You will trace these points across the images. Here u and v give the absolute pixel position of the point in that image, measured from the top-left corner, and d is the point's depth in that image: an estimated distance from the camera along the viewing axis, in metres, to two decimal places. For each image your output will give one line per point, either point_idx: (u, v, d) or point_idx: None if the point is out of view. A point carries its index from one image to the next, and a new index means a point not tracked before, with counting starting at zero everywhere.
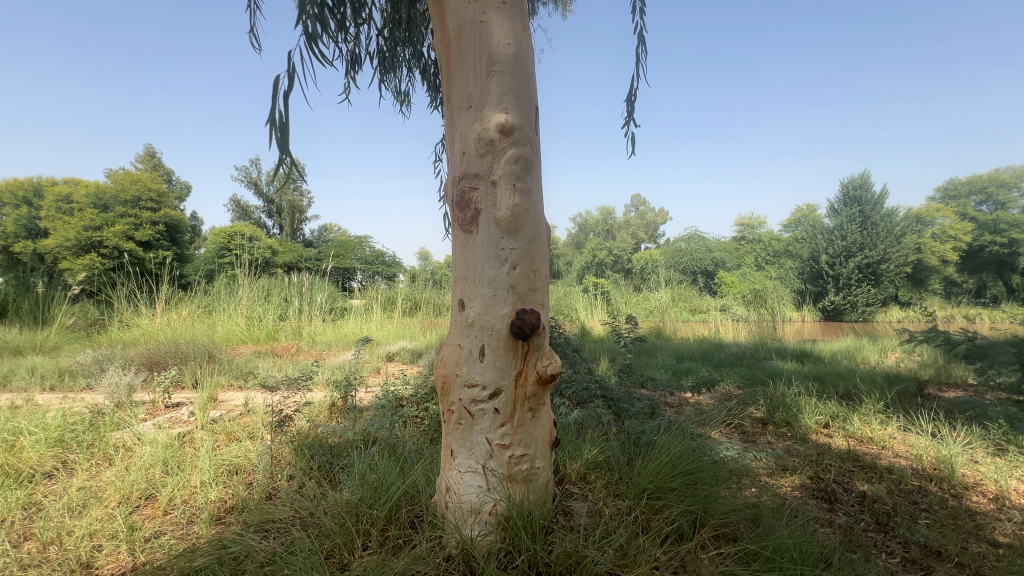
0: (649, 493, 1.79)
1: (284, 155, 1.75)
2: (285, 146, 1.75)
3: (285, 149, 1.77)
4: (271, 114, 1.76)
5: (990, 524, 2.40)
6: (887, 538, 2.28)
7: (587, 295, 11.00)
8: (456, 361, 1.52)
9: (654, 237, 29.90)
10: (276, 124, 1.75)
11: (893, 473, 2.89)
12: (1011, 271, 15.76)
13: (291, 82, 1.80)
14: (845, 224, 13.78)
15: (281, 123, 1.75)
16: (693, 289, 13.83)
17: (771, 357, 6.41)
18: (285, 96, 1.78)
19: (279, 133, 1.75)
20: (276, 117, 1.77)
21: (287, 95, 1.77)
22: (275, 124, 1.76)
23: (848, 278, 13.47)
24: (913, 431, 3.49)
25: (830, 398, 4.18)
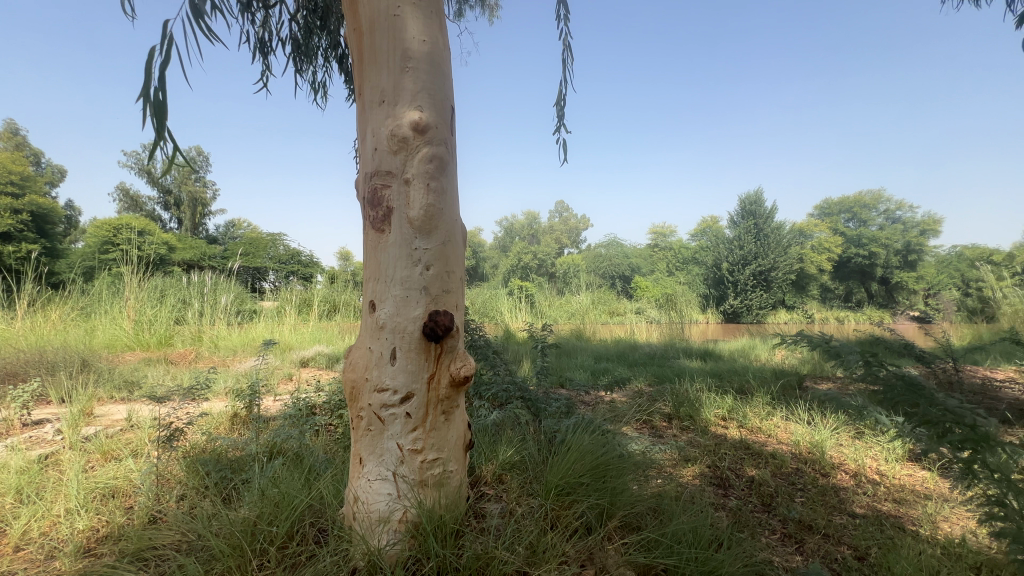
0: (559, 490, 1.84)
1: (159, 137, 1.55)
2: (160, 130, 1.55)
3: (161, 131, 1.57)
4: (145, 92, 1.56)
5: (850, 497, 2.76)
6: (770, 516, 2.54)
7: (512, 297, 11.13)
8: (366, 365, 1.46)
9: (577, 242, 31.02)
10: (151, 102, 1.56)
11: (775, 458, 3.24)
12: (871, 278, 18.33)
13: (169, 54, 1.60)
14: (743, 235, 15.31)
15: (158, 104, 1.56)
16: (611, 292, 14.55)
17: (679, 356, 6.93)
18: (162, 71, 1.57)
19: (155, 114, 1.56)
20: (151, 95, 1.57)
21: (164, 70, 1.57)
22: (150, 104, 1.56)
23: (744, 284, 14.98)
24: (793, 419, 3.94)
25: (727, 393, 4.61)
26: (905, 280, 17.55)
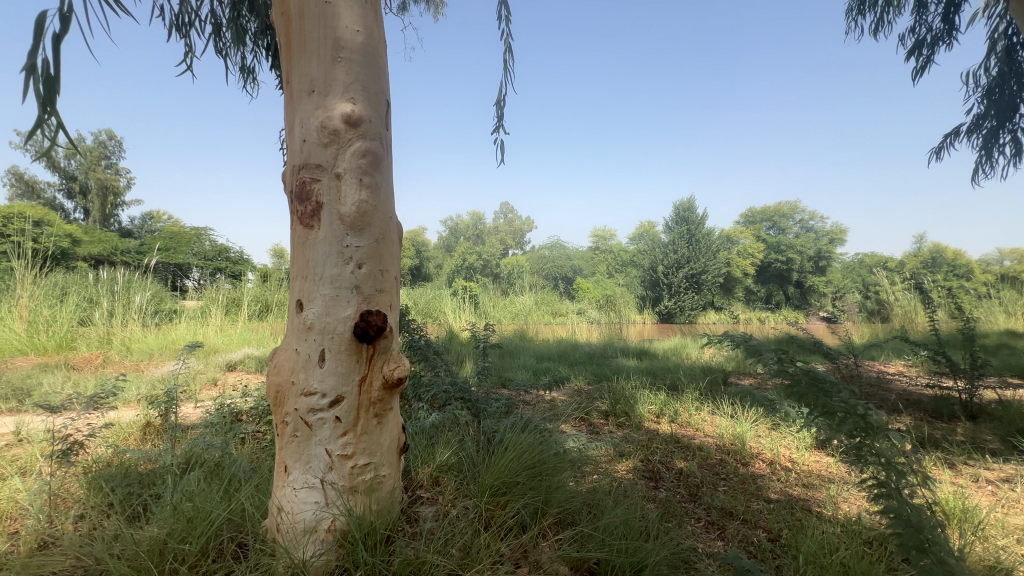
0: (494, 490, 1.85)
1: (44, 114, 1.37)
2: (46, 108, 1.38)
3: (49, 109, 1.40)
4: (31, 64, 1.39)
5: (766, 484, 2.99)
6: (695, 505, 2.70)
7: (455, 297, 11.03)
8: (292, 368, 1.39)
9: (521, 244, 31.34)
10: (38, 76, 1.39)
11: (702, 450, 3.45)
12: (788, 282, 19.96)
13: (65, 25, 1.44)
14: (677, 240, 16.17)
15: (49, 80, 1.40)
16: (554, 293, 14.83)
17: (617, 355, 7.19)
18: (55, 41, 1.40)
19: (43, 89, 1.39)
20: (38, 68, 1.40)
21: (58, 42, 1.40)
22: (37, 78, 1.39)
23: (677, 286, 15.81)
24: (718, 413, 4.20)
25: (660, 389, 4.84)
26: (817, 284, 19.27)
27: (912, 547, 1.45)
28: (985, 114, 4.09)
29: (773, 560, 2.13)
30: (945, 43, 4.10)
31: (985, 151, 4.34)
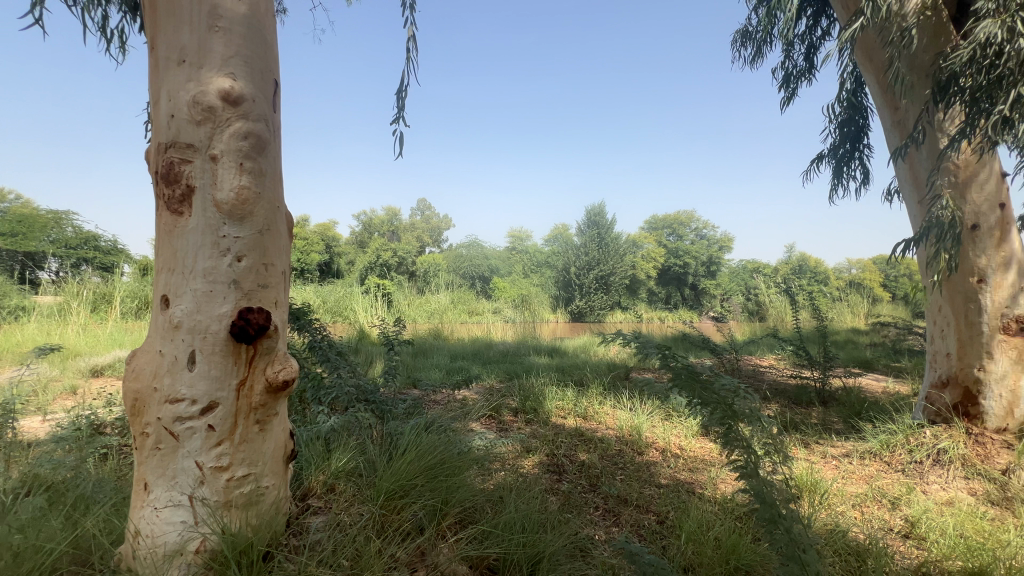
0: (391, 494, 1.79)
1: None
2: None
3: None
4: None
5: (658, 470, 3.23)
6: (594, 494, 2.84)
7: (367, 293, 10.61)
8: (154, 373, 1.24)
9: (439, 242, 30.91)
10: None
11: (603, 442, 3.64)
12: (684, 284, 21.83)
13: None
14: (588, 243, 17.02)
15: None
16: (470, 292, 14.83)
17: (529, 353, 7.37)
18: None
19: None
20: None
21: None
22: None
23: (588, 287, 16.67)
24: (619, 406, 4.47)
25: (567, 385, 5.04)
26: (708, 287, 21.31)
27: (766, 520, 1.60)
28: (837, 142, 4.74)
29: (659, 541, 2.30)
30: (806, 80, 4.73)
31: (839, 174, 5.03)
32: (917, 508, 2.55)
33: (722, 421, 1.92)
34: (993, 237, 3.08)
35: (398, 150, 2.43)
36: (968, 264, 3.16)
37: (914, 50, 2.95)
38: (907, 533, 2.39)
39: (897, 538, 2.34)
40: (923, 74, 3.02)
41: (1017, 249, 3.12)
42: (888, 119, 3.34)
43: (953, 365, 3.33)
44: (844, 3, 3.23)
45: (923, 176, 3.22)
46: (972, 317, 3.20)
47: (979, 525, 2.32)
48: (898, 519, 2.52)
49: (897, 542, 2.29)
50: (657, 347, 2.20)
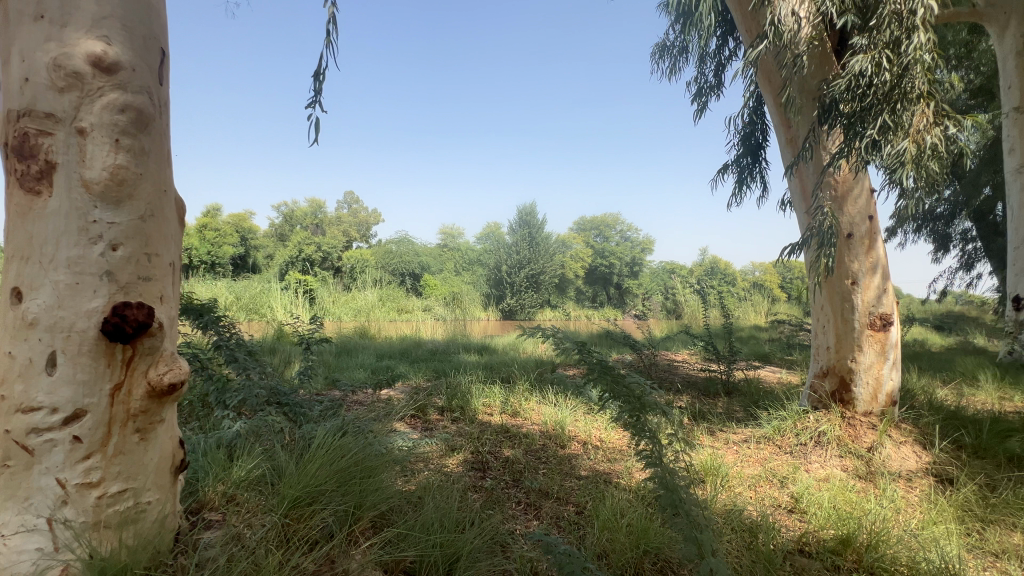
0: (299, 502, 1.71)
1: None
2: None
3: None
4: None
5: (578, 462, 3.35)
6: (517, 489, 2.89)
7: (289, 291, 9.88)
8: (4, 377, 1.12)
9: (367, 237, 29.77)
10: None
11: (527, 437, 3.71)
12: (610, 284, 22.85)
13: None
14: (519, 242, 17.35)
15: None
16: (400, 289, 14.43)
17: (458, 352, 7.32)
18: None
19: None
20: None
21: None
22: None
23: (518, 285, 16.96)
24: (544, 401, 4.58)
25: (494, 383, 5.08)
26: (631, 286, 22.47)
27: (669, 505, 1.68)
28: (739, 154, 5.20)
29: (577, 531, 2.38)
30: (714, 96, 5.13)
31: (741, 184, 5.52)
32: (801, 484, 2.86)
33: (632, 412, 2.00)
34: (863, 245, 3.52)
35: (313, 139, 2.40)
36: (845, 268, 3.58)
37: (804, 74, 3.29)
38: (792, 507, 2.67)
39: (784, 513, 2.60)
40: (811, 98, 3.38)
41: (881, 255, 3.58)
42: (781, 136, 3.70)
43: (832, 357, 3.76)
44: (749, 26, 3.53)
45: (810, 189, 3.60)
46: (847, 314, 3.63)
47: (849, 496, 2.64)
48: (786, 495, 2.81)
49: (784, 517, 2.55)
50: (574, 342, 2.25)
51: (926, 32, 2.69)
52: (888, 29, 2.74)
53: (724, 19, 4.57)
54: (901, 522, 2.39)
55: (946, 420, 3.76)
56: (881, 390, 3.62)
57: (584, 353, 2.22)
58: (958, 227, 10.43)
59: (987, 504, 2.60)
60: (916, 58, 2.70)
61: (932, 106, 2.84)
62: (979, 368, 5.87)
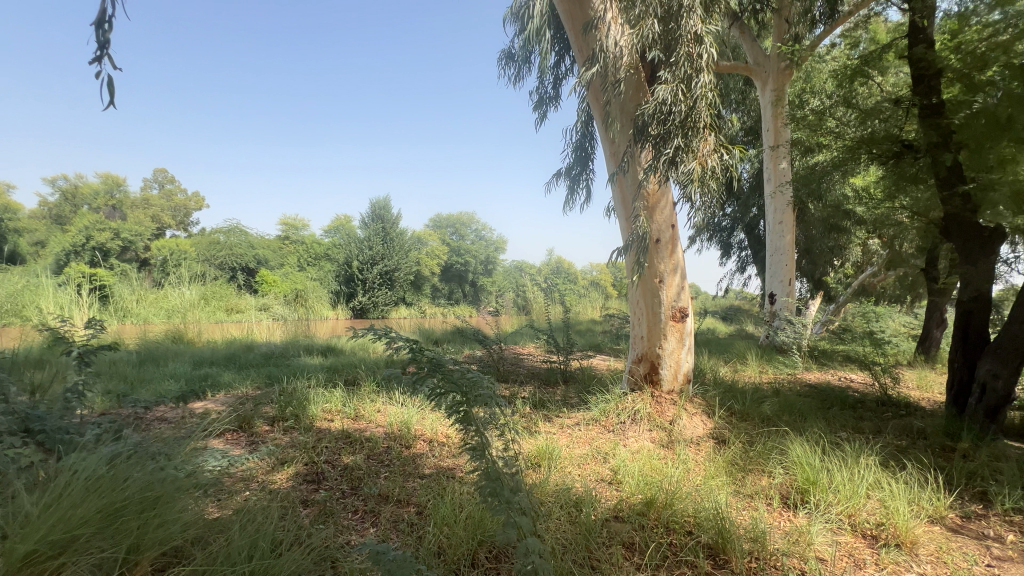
0: (45, 553, 1.37)
1: None
2: None
3: None
4: None
5: (423, 462, 3.29)
6: (354, 497, 2.71)
7: (69, 286, 7.76)
8: None
9: (185, 224, 25.28)
10: None
11: (370, 441, 3.53)
12: (465, 281, 23.27)
13: None
14: (372, 236, 16.80)
15: None
16: (229, 285, 12.58)
17: (299, 354, 6.66)
18: None
19: None
20: None
21: None
22: None
23: (371, 282, 16.32)
24: (391, 402, 4.40)
25: (338, 386, 4.72)
26: (486, 284, 23.20)
27: (494, 495, 1.73)
28: (571, 164, 5.73)
29: (415, 532, 2.33)
30: (550, 106, 5.53)
31: (572, 191, 6.09)
32: (619, 458, 3.24)
33: (458, 407, 1.96)
34: (667, 249, 4.13)
35: (109, 100, 1.75)
36: (654, 269, 4.16)
37: (621, 98, 3.74)
38: (612, 480, 3.01)
39: (606, 486, 2.92)
40: (628, 119, 3.86)
41: (680, 258, 4.26)
42: (606, 150, 4.14)
43: (645, 345, 4.35)
44: (580, 48, 3.88)
45: (628, 198, 4.11)
46: (655, 308, 4.24)
47: (654, 464, 3.08)
48: (607, 469, 3.16)
49: (604, 488, 2.87)
50: (406, 341, 2.13)
51: (708, 74, 3.33)
52: (683, 66, 3.32)
53: (561, 36, 4.97)
54: (690, 480, 2.87)
55: (724, 392, 4.66)
56: (680, 371, 4.33)
57: (414, 350, 2.12)
58: (736, 239, 12.93)
59: (747, 457, 3.28)
60: (702, 94, 3.32)
61: (714, 136, 3.46)
62: (747, 350, 7.43)
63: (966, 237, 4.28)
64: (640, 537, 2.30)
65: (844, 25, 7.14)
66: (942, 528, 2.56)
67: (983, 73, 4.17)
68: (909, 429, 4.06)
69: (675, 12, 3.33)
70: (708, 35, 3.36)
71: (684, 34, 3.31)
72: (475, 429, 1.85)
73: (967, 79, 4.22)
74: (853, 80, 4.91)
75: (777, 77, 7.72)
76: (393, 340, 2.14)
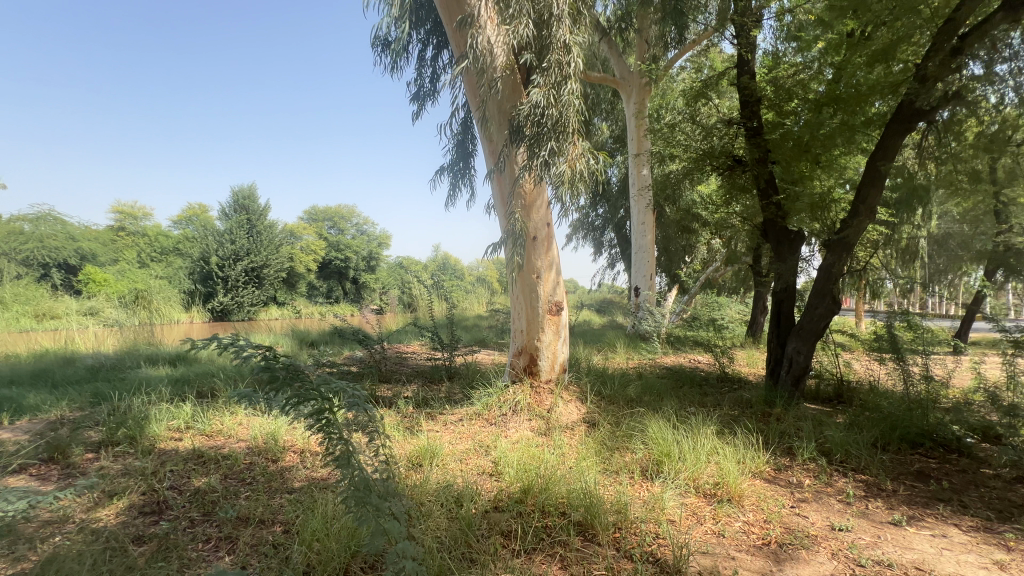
0: None
1: None
2: None
3: None
4: None
5: (293, 474, 3.01)
6: (205, 525, 2.38)
7: None
8: None
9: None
10: None
11: (228, 458, 3.14)
12: (345, 278, 22.21)
13: None
14: (235, 229, 15.00)
15: None
16: (38, 286, 10.26)
17: (138, 365, 5.68)
18: None
19: None
20: None
21: None
22: None
23: (235, 281, 14.66)
24: (256, 413, 3.95)
25: (188, 400, 4.11)
26: (369, 280, 22.15)
27: (362, 504, 1.64)
28: (452, 160, 5.71)
29: (281, 553, 2.12)
30: (429, 100, 5.45)
31: (454, 187, 6.06)
32: (500, 449, 3.33)
33: (319, 415, 1.79)
34: (543, 246, 4.33)
35: None
36: (532, 265, 4.34)
37: (498, 97, 3.82)
38: (493, 471, 3.07)
39: (487, 478, 2.97)
40: (505, 119, 3.96)
41: (556, 255, 4.49)
42: (485, 147, 4.20)
43: (524, 338, 4.51)
44: (458, 43, 3.87)
45: (506, 195, 4.22)
46: (533, 302, 4.42)
47: (532, 452, 3.21)
48: (488, 462, 3.22)
49: (485, 481, 2.92)
50: (259, 348, 1.87)
51: (576, 82, 3.55)
52: (554, 72, 3.50)
53: (437, 30, 4.91)
54: (564, 464, 3.05)
55: (595, 379, 5.03)
56: (556, 361, 4.57)
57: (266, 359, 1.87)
58: (608, 238, 14.06)
59: (613, 437, 3.58)
60: (570, 100, 3.53)
61: (582, 141, 3.70)
62: (617, 339, 8.15)
63: (778, 238, 5.19)
64: (517, 525, 2.38)
65: (691, 51, 8.13)
66: (761, 480, 3.08)
67: (789, 104, 5.08)
68: (741, 400, 4.80)
69: (547, 19, 3.50)
70: (576, 46, 3.58)
71: (555, 42, 3.50)
72: (338, 436, 1.72)
73: (778, 107, 5.10)
74: (697, 100, 5.64)
75: (639, 91, 8.54)
76: (241, 351, 1.82)
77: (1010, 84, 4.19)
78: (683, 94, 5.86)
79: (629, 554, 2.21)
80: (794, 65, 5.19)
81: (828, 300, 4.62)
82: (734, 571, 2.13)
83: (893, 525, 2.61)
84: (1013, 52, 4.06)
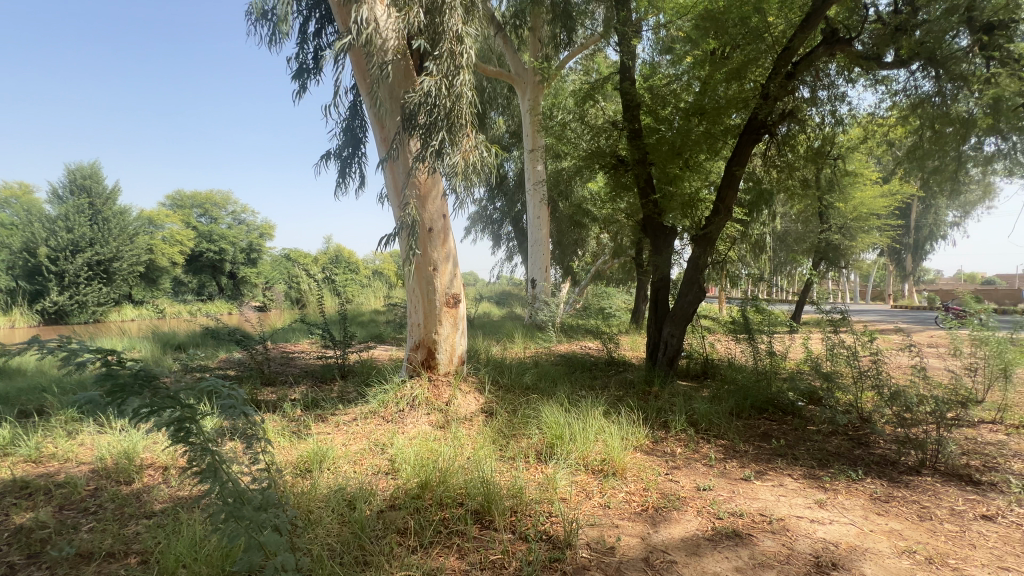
0: None
1: None
2: None
3: None
4: None
5: (153, 495, 2.63)
6: (32, 569, 1.98)
7: None
8: None
9: None
10: None
11: (66, 486, 2.65)
12: (220, 272, 19.89)
13: None
14: (71, 214, 12.65)
15: None
16: None
17: None
18: None
19: None
20: None
21: None
22: None
23: (75, 276, 12.32)
24: (103, 429, 3.37)
25: (7, 421, 3.39)
26: (248, 275, 20.06)
27: (234, 518, 1.49)
28: (340, 145, 5.36)
29: None
30: (311, 79, 5.05)
31: (343, 174, 5.70)
32: (396, 446, 3.23)
33: (180, 425, 1.58)
34: (440, 238, 4.27)
35: None
36: (428, 257, 4.26)
37: (389, 81, 3.66)
38: (389, 469, 2.98)
39: (383, 477, 2.87)
40: (397, 105, 3.81)
41: (453, 247, 4.46)
42: (376, 134, 4.01)
43: (422, 332, 4.43)
44: (344, 20, 3.64)
45: (400, 185, 4.09)
46: (430, 295, 4.35)
47: (430, 446, 3.17)
48: (384, 460, 3.11)
49: (381, 480, 2.82)
50: (98, 352, 1.54)
51: (469, 73, 3.54)
52: (447, 62, 3.46)
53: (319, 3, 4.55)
54: (462, 455, 3.06)
55: (493, 369, 5.11)
56: (455, 353, 4.55)
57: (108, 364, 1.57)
58: (505, 231, 14.31)
59: (510, 425, 3.68)
60: (463, 92, 3.51)
61: (476, 133, 3.71)
62: (514, 330, 8.36)
63: (656, 233, 5.71)
64: (413, 521, 2.34)
65: (581, 53, 8.52)
66: (642, 453, 3.39)
67: (664, 110, 5.47)
68: (625, 382, 5.23)
69: (439, 7, 3.44)
70: (469, 37, 3.57)
71: (447, 31, 3.46)
72: (204, 448, 1.54)
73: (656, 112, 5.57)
74: (585, 101, 5.97)
75: (533, 88, 8.74)
76: (75, 356, 1.48)
77: (828, 108, 5.07)
78: (573, 94, 6.16)
79: (524, 535, 2.30)
80: (668, 75, 5.70)
81: (696, 288, 5.20)
82: (617, 537, 2.33)
83: (744, 480, 3.04)
84: (830, 81, 4.90)
